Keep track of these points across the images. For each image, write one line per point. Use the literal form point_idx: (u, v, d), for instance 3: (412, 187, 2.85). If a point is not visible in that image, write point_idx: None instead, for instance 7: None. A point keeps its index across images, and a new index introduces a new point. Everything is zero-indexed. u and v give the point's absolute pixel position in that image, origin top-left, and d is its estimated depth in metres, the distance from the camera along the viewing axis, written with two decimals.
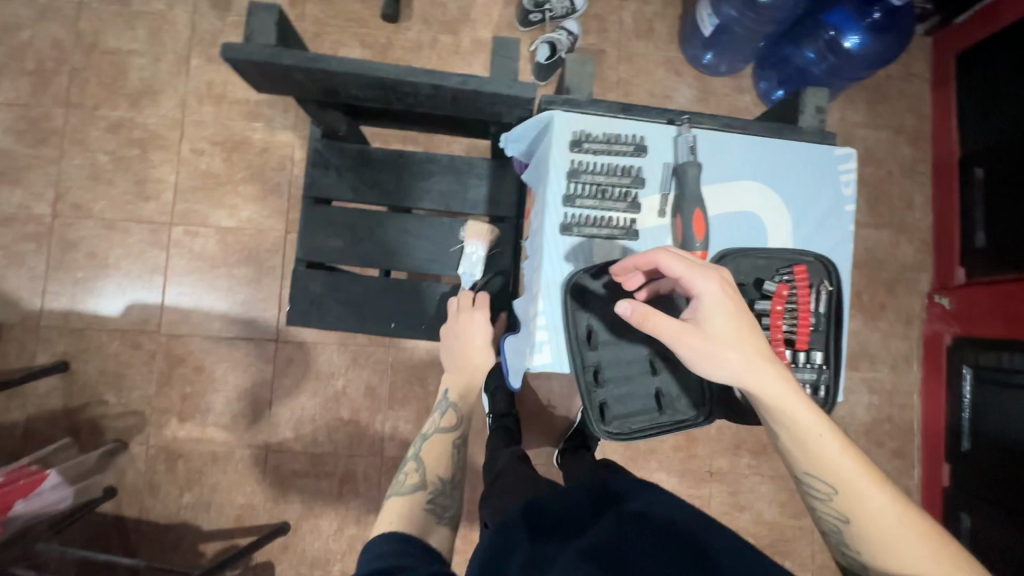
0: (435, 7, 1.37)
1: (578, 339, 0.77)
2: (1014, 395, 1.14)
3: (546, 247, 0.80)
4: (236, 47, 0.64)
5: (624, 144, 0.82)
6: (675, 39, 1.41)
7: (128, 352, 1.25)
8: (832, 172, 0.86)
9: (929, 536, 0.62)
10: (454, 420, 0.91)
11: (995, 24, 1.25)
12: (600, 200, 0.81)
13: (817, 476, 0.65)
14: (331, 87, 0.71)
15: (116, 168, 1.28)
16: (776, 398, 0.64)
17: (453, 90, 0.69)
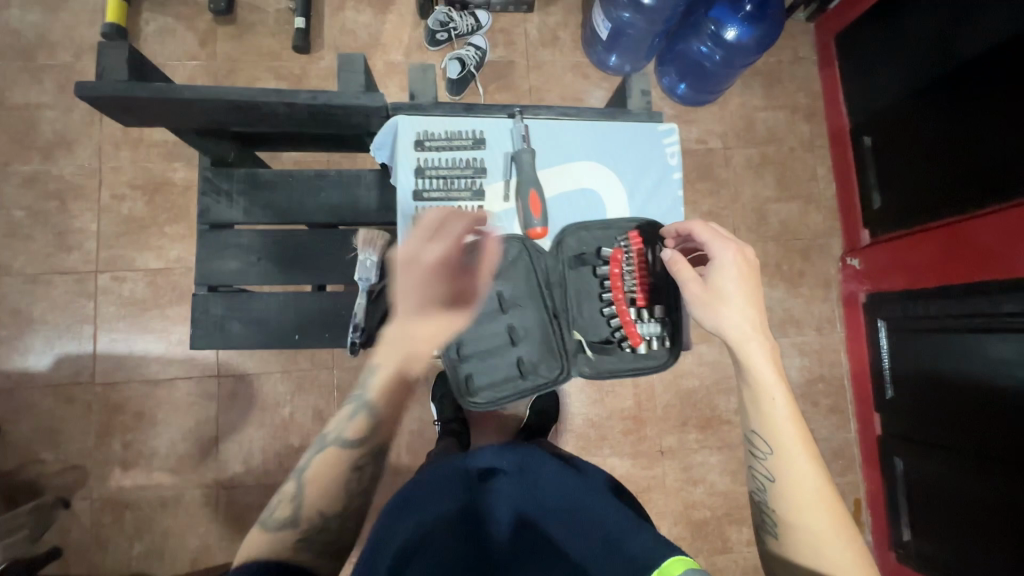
0: (346, 36, 1.42)
1: (436, 321, 0.81)
2: (926, 339, 1.22)
3: (400, 241, 0.84)
4: (92, 84, 0.70)
5: (463, 138, 0.86)
6: (580, 44, 1.49)
7: (62, 407, 1.22)
8: (659, 145, 0.91)
9: (844, 516, 0.65)
10: (362, 432, 0.75)
11: (861, 7, 1.39)
12: (447, 190, 0.85)
13: (761, 432, 0.70)
14: (195, 116, 0.78)
15: (34, 223, 1.27)
16: (745, 353, 0.72)
17: (307, 106, 0.77)
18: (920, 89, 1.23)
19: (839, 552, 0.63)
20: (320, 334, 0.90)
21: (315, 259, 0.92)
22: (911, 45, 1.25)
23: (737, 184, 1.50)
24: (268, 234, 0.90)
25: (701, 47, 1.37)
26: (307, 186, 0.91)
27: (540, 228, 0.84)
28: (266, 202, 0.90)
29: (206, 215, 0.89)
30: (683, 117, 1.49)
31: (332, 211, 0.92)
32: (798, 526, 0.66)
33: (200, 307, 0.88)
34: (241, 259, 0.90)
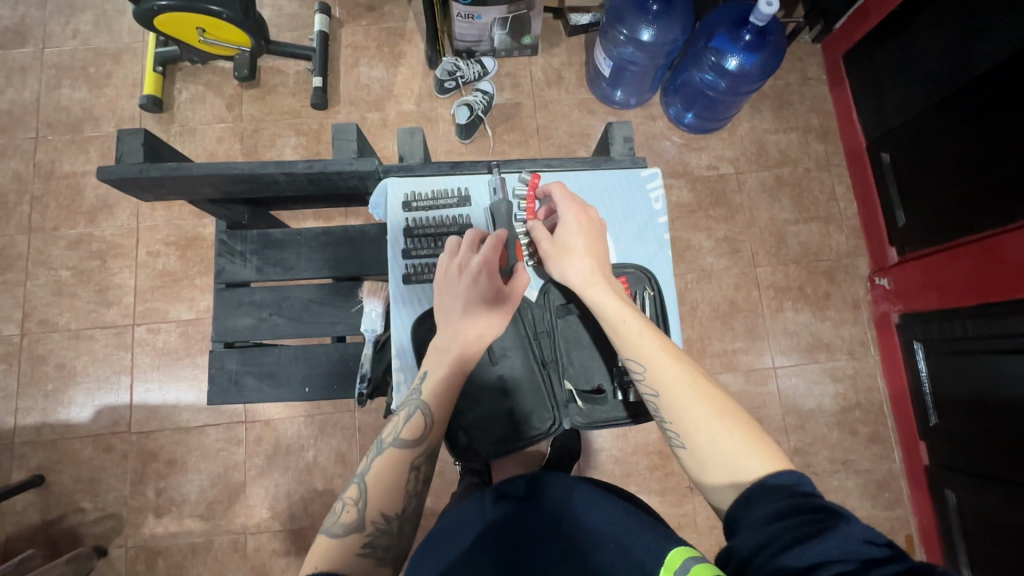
0: (360, 90, 1.50)
1: None
2: (968, 361, 1.15)
3: (393, 298, 0.86)
4: (110, 169, 0.76)
5: (448, 198, 0.89)
6: (584, 82, 1.53)
7: (101, 456, 1.28)
8: (642, 192, 0.93)
9: (727, 413, 0.65)
10: (418, 431, 0.74)
11: (867, 24, 1.38)
12: (436, 247, 0.87)
13: (631, 353, 0.72)
14: (204, 188, 0.83)
15: (79, 282, 1.36)
16: (590, 290, 0.77)
17: (305, 175, 0.82)
18: (935, 103, 1.20)
19: (731, 441, 0.62)
20: (328, 385, 0.92)
21: (322, 312, 0.95)
22: (923, 59, 1.22)
23: (752, 209, 1.48)
24: (278, 290, 0.94)
25: (704, 76, 1.36)
26: (313, 243, 0.95)
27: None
28: (277, 259, 0.95)
29: (222, 275, 0.94)
30: (691, 145, 1.51)
31: (337, 265, 0.95)
32: (693, 430, 0.65)
33: (217, 362, 0.92)
34: (253, 315, 0.93)
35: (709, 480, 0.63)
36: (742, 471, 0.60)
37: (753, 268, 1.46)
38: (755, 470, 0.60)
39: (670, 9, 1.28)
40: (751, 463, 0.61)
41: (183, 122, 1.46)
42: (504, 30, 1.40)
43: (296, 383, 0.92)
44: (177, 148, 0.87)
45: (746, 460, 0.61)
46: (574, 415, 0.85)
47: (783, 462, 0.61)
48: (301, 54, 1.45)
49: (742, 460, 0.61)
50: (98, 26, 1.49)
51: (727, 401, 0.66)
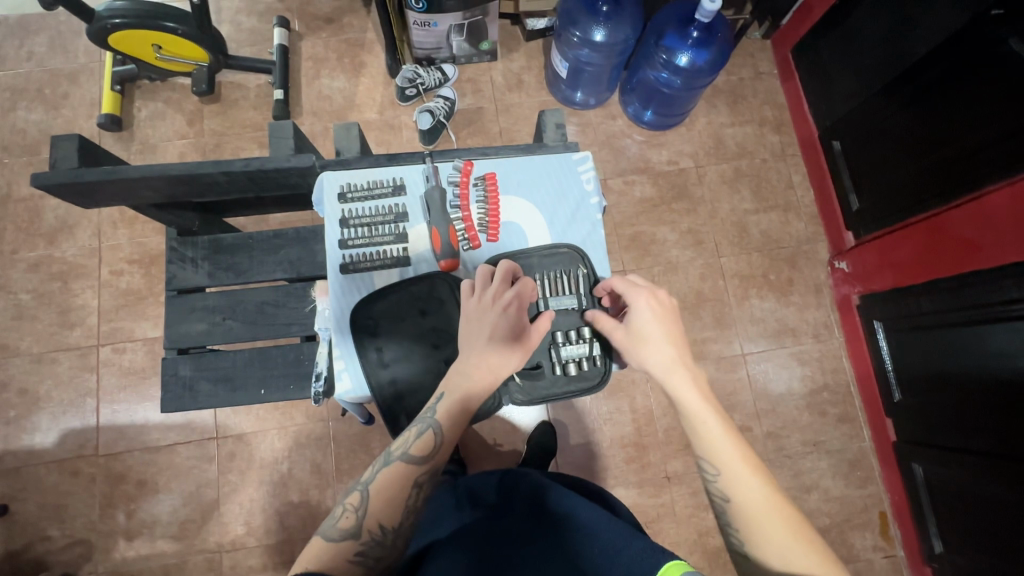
0: (322, 101, 1.51)
1: (368, 363, 0.82)
2: (929, 336, 1.19)
3: (333, 288, 0.86)
4: (44, 175, 0.76)
5: (383, 187, 0.90)
6: (544, 85, 1.56)
7: (68, 481, 1.25)
8: (574, 174, 0.94)
9: (803, 533, 0.62)
10: (427, 448, 0.72)
11: (810, 19, 1.44)
12: (371, 236, 0.88)
13: (705, 455, 0.68)
14: (144, 193, 0.83)
15: (40, 304, 1.33)
16: (667, 379, 0.72)
17: (244, 173, 0.83)
18: (880, 88, 1.25)
19: (808, 559, 0.60)
20: (284, 386, 0.92)
21: (277, 315, 0.95)
22: (864, 48, 1.28)
23: (713, 201, 1.52)
24: (231, 294, 0.94)
25: (659, 75, 1.40)
26: (266, 246, 0.96)
27: (449, 259, 0.87)
28: (230, 264, 0.95)
29: (173, 282, 0.94)
30: (652, 141, 1.54)
31: (290, 267, 0.96)
32: (761, 545, 0.63)
33: (170, 369, 0.92)
34: (206, 321, 0.93)
35: None
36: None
37: (717, 258, 1.49)
38: None
39: (619, 10, 1.31)
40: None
41: (143, 140, 1.45)
42: (461, 37, 1.43)
43: (252, 386, 0.91)
44: (118, 156, 0.87)
45: None
46: (513, 392, 0.86)
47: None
48: (261, 68, 1.46)
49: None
50: (53, 48, 1.48)
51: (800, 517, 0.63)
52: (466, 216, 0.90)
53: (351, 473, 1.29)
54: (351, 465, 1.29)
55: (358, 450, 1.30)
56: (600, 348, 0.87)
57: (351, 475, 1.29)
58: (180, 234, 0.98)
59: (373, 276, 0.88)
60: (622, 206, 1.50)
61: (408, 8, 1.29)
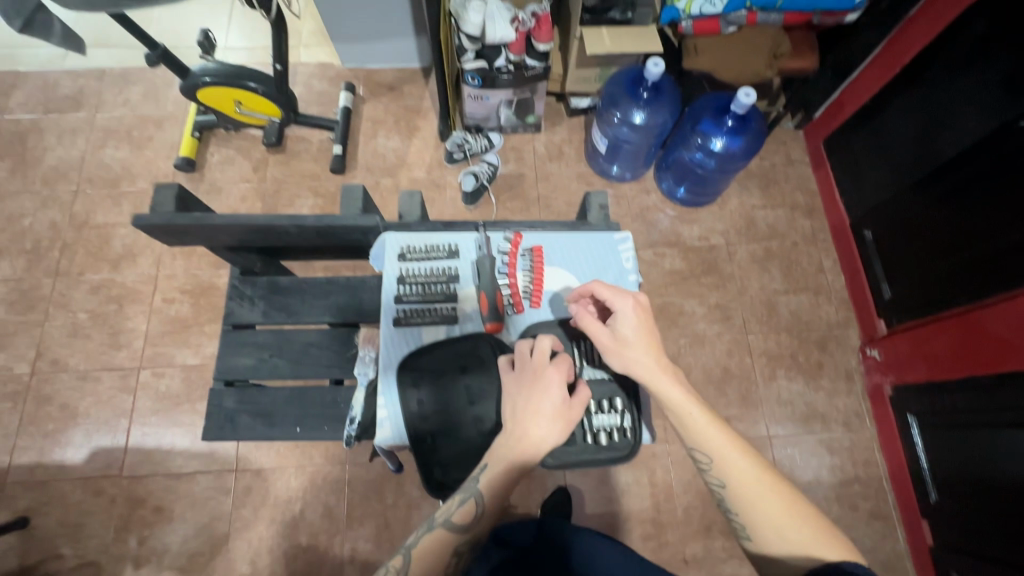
0: (376, 158, 1.63)
1: (409, 414, 0.84)
2: (966, 437, 1.15)
3: (383, 340, 0.90)
4: (143, 217, 0.84)
5: (439, 251, 0.96)
6: (583, 157, 1.65)
7: (89, 500, 1.27)
8: (615, 251, 0.99)
9: (794, 505, 0.70)
10: (469, 520, 0.73)
11: (842, 113, 1.51)
12: (424, 295, 0.92)
13: (697, 447, 0.75)
14: (223, 236, 0.90)
15: (94, 324, 1.42)
16: (653, 380, 0.76)
17: (314, 228, 0.91)
18: (910, 185, 1.29)
19: (798, 530, 0.68)
20: (319, 426, 0.96)
21: (320, 355, 0.99)
22: (895, 146, 1.33)
23: (742, 278, 1.54)
24: (281, 333, 1.00)
25: (693, 155, 1.48)
26: (318, 291, 1.02)
27: (494, 322, 0.90)
28: (283, 304, 1.01)
29: (230, 317, 1.00)
30: (683, 217, 1.60)
31: (337, 311, 1.01)
32: (762, 526, 0.70)
33: (216, 400, 0.96)
34: (255, 356, 0.98)
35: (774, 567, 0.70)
36: (809, 557, 0.67)
37: (745, 335, 1.49)
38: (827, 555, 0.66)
39: (660, 96, 1.39)
40: (820, 549, 0.67)
41: (211, 181, 1.58)
42: (509, 110, 1.55)
43: (288, 423, 0.96)
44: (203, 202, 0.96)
45: (813, 550, 0.67)
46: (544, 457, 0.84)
47: (841, 545, 0.67)
48: (326, 125, 1.60)
49: (809, 552, 0.67)
50: (146, 97, 1.66)
51: (787, 490, 0.72)
52: (512, 282, 0.94)
53: (362, 521, 1.28)
54: (363, 513, 1.28)
55: (371, 497, 1.30)
56: (631, 420, 0.87)
57: (362, 523, 1.28)
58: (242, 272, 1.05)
59: (422, 332, 0.90)
60: (652, 276, 1.53)
61: (465, 83, 1.42)
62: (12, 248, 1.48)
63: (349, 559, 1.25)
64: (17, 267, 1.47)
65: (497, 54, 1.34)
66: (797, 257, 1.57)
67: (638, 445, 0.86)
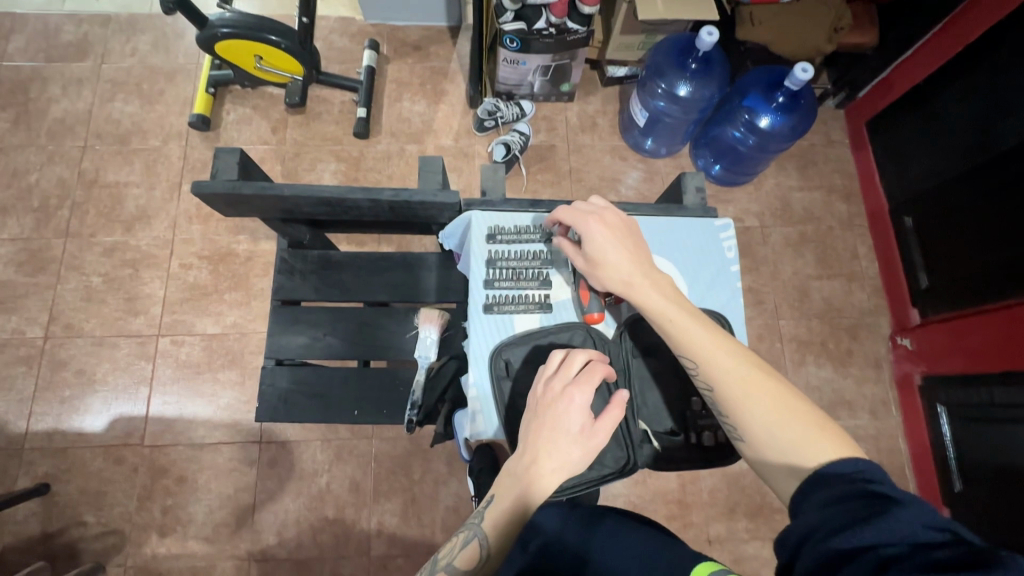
0: (401, 123, 1.55)
1: (508, 408, 0.77)
2: (996, 429, 1.14)
3: (473, 324, 0.83)
4: (204, 183, 0.78)
5: (532, 232, 0.88)
6: (617, 130, 1.58)
7: (111, 468, 1.25)
8: (715, 240, 0.92)
9: (786, 400, 0.62)
10: (472, 563, 0.67)
11: (891, 94, 1.45)
12: (516, 279, 0.85)
13: (681, 348, 0.69)
14: (287, 208, 0.85)
15: (109, 289, 1.37)
16: (632, 290, 0.72)
17: (388, 203, 0.84)
18: (960, 172, 1.24)
19: (793, 433, 0.60)
20: (377, 410, 0.94)
21: (376, 335, 0.97)
22: (947, 130, 1.28)
23: (776, 262, 1.51)
24: (336, 311, 0.96)
25: (734, 133, 1.43)
26: (372, 267, 0.99)
27: (597, 313, 0.83)
28: (335, 280, 0.98)
29: (280, 292, 0.96)
30: (718, 196, 1.55)
31: (394, 290, 0.98)
32: (752, 428, 0.62)
33: (268, 379, 0.93)
34: (307, 335, 0.95)
35: (771, 471, 0.61)
36: (805, 462, 0.58)
37: (776, 320, 1.47)
38: (820, 458, 0.57)
39: (707, 68, 1.33)
40: (817, 452, 0.58)
41: (227, 141, 1.50)
42: (545, 77, 1.47)
43: (346, 405, 0.93)
44: (260, 168, 0.90)
45: (807, 448, 0.58)
46: (648, 455, 0.81)
47: (842, 445, 0.58)
48: (348, 86, 1.51)
49: (802, 454, 0.59)
50: (156, 47, 1.56)
51: (785, 392, 0.63)
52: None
53: (389, 496, 1.27)
54: (390, 487, 1.27)
55: (398, 472, 1.28)
56: None
57: (388, 498, 1.27)
58: (290, 245, 1.00)
59: (513, 319, 0.84)
60: None
61: (501, 46, 1.34)
62: (18, 205, 1.41)
63: (376, 532, 1.25)
64: (24, 226, 1.40)
65: (538, 15, 1.25)
66: (831, 242, 1.54)
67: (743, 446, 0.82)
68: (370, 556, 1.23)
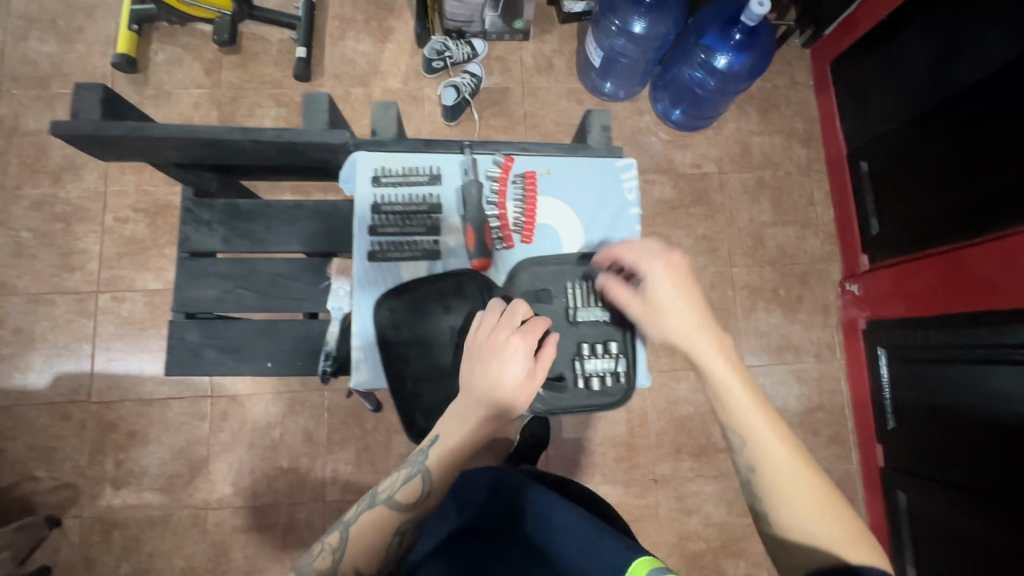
0: (345, 64, 1.46)
1: (386, 354, 0.83)
2: (929, 368, 1.19)
3: (355, 274, 0.87)
4: (65, 126, 0.75)
5: (419, 176, 0.90)
6: (574, 72, 1.51)
7: (58, 424, 1.24)
8: (614, 180, 0.94)
9: (826, 498, 0.63)
10: (414, 496, 0.70)
11: (854, 33, 1.39)
12: (403, 227, 0.88)
13: (733, 426, 0.69)
14: (165, 148, 0.82)
15: (41, 244, 1.31)
16: (695, 350, 0.72)
17: (273, 144, 0.83)
18: (915, 115, 1.22)
19: (827, 530, 0.61)
20: (292, 362, 0.93)
21: (291, 287, 0.96)
22: (906, 70, 1.24)
23: (732, 209, 1.50)
24: (245, 262, 0.94)
25: (693, 74, 1.37)
26: (285, 216, 0.96)
27: (482, 259, 0.88)
28: (245, 230, 0.95)
29: (186, 244, 0.94)
30: (677, 142, 1.51)
31: (310, 241, 0.96)
32: (788, 520, 0.63)
33: (178, 333, 0.92)
34: (218, 287, 0.94)
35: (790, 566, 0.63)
36: (828, 556, 0.60)
37: (729, 268, 1.47)
38: (849, 556, 0.60)
39: (663, 2, 1.28)
40: (845, 549, 0.60)
41: (157, 84, 1.41)
42: (495, 12, 1.39)
43: (259, 358, 0.92)
44: (136, 108, 0.86)
45: (837, 550, 0.60)
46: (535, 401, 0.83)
47: (870, 552, 0.60)
48: (286, 22, 1.41)
49: (834, 549, 0.60)
50: None
51: (828, 488, 0.64)
52: (501, 214, 0.90)
53: (343, 445, 1.29)
54: (343, 437, 1.29)
55: (351, 422, 1.30)
56: (625, 365, 0.87)
57: (342, 447, 1.29)
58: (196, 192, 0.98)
59: (399, 266, 0.88)
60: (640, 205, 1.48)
61: None
62: None
63: (331, 480, 1.28)
64: None
65: None
66: (787, 188, 1.52)
67: (628, 389, 0.86)
68: (325, 502, 1.27)
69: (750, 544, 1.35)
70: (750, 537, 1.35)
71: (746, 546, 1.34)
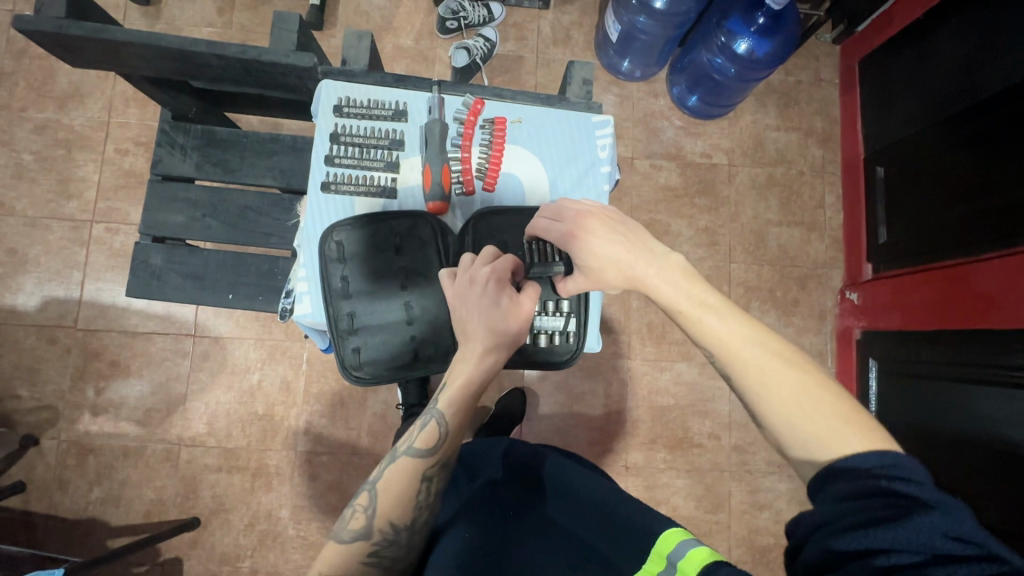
0: (358, 16, 1.43)
1: (329, 290, 0.83)
2: (920, 384, 1.15)
3: (308, 203, 0.86)
4: (26, 19, 0.75)
5: (383, 109, 0.88)
6: (591, 47, 1.47)
7: (43, 346, 1.26)
8: (589, 137, 0.91)
9: (807, 382, 0.55)
10: (432, 441, 0.69)
11: (887, 30, 1.33)
12: (360, 158, 0.87)
13: (701, 340, 0.61)
14: (131, 55, 0.82)
15: (41, 168, 1.31)
16: (643, 287, 0.64)
17: (239, 60, 0.82)
18: (938, 120, 1.16)
19: (816, 423, 0.53)
20: (251, 294, 1.04)
21: (258, 221, 1.05)
22: (932, 71, 1.19)
23: (738, 204, 1.46)
24: (215, 192, 1.04)
25: (713, 59, 1.32)
26: (261, 151, 1.05)
27: (438, 202, 0.87)
28: (220, 161, 1.04)
29: (160, 167, 1.03)
30: (689, 129, 1.47)
31: (281, 175, 1.05)
32: (771, 417, 0.56)
33: (143, 254, 1.02)
34: (187, 214, 1.03)
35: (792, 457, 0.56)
36: (822, 449, 0.52)
37: (728, 263, 1.44)
38: (843, 446, 0.52)
39: None
40: (841, 438, 0.52)
41: (169, 20, 1.39)
42: None
43: (221, 288, 1.03)
44: (106, 13, 0.86)
45: (828, 436, 0.52)
46: None
47: (872, 435, 0.52)
48: None
49: (827, 439, 0.52)
50: None
51: (810, 375, 0.56)
52: (465, 158, 0.88)
53: (318, 398, 1.30)
54: (320, 390, 1.30)
55: (328, 375, 1.30)
56: (574, 325, 0.87)
57: (318, 400, 1.30)
58: (174, 117, 1.05)
59: (352, 200, 0.87)
60: (643, 190, 1.44)
61: None
62: None
63: (303, 430, 1.29)
64: None
65: None
66: (798, 187, 1.48)
67: (574, 349, 0.88)
68: (296, 452, 1.28)
69: (715, 542, 1.33)
70: (716, 534, 1.33)
71: (711, 542, 1.33)
